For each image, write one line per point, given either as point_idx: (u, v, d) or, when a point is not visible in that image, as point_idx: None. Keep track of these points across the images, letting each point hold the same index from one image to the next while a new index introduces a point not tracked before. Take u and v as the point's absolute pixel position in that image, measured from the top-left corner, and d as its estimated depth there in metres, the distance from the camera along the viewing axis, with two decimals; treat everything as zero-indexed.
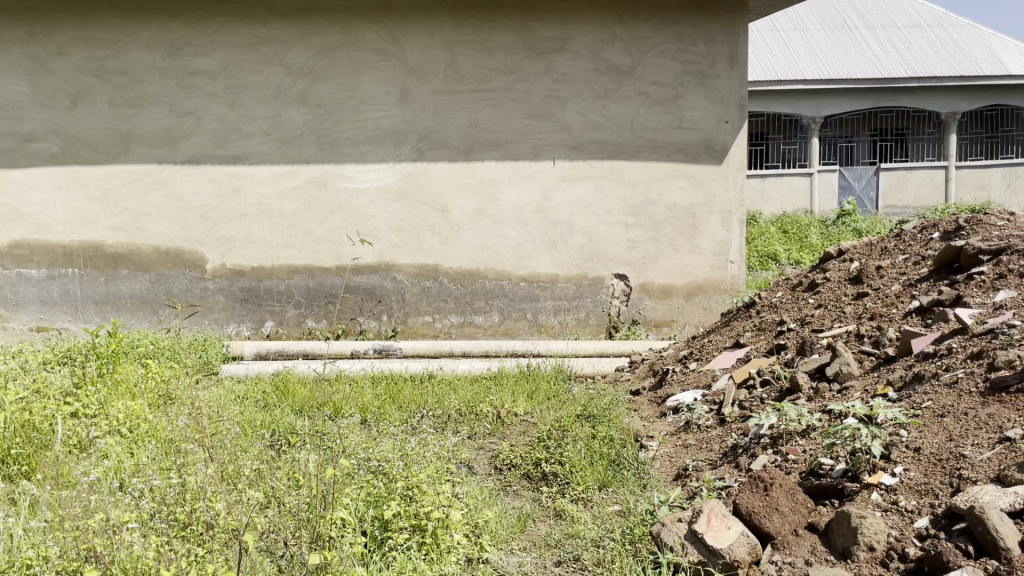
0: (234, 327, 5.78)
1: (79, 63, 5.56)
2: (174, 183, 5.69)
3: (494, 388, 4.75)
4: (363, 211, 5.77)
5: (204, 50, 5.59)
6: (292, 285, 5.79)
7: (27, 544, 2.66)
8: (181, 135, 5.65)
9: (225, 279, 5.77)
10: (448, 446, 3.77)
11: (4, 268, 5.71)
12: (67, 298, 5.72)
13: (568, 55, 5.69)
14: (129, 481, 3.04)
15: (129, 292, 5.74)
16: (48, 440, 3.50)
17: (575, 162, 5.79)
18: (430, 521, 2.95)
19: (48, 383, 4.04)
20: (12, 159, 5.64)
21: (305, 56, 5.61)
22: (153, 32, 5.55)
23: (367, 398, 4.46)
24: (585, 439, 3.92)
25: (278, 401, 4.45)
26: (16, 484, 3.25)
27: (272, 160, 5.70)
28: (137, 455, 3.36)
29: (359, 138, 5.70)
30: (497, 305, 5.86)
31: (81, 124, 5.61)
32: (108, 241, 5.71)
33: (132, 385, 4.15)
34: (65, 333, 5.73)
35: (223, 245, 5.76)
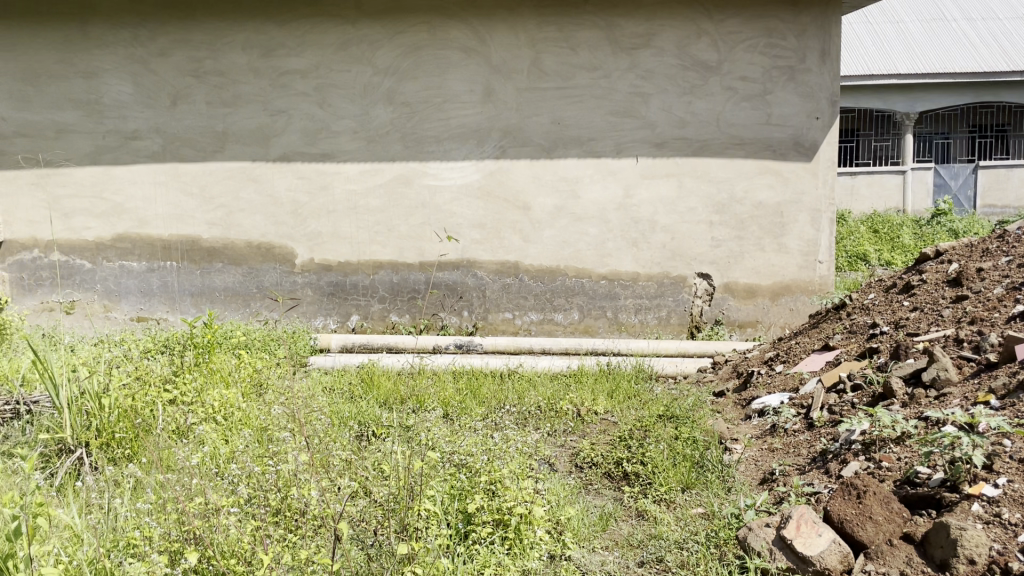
0: (320, 320, 5.95)
1: (179, 64, 5.78)
2: (266, 180, 5.87)
3: (574, 386, 4.74)
4: (446, 208, 5.84)
5: (296, 50, 5.73)
6: (377, 281, 5.91)
7: (132, 524, 2.79)
8: (273, 133, 5.82)
9: (313, 273, 5.93)
10: (529, 442, 3.77)
11: (107, 260, 5.98)
12: (166, 289, 5.97)
13: (653, 51, 5.62)
14: (227, 467, 3.17)
15: (223, 285, 5.96)
16: (149, 425, 3.66)
17: (659, 159, 5.72)
18: (512, 516, 2.97)
19: (148, 371, 4.23)
20: (116, 156, 5.89)
21: (392, 55, 5.70)
22: (248, 33, 5.72)
23: (449, 392, 4.53)
24: (668, 439, 3.88)
25: (364, 393, 4.56)
26: (121, 468, 3.41)
27: (359, 158, 5.82)
28: (232, 442, 3.50)
29: (444, 136, 5.77)
30: (577, 303, 5.85)
31: (180, 122, 5.84)
32: (204, 235, 5.93)
33: (226, 373, 4.31)
34: (163, 323, 5.99)
35: (311, 240, 5.91)
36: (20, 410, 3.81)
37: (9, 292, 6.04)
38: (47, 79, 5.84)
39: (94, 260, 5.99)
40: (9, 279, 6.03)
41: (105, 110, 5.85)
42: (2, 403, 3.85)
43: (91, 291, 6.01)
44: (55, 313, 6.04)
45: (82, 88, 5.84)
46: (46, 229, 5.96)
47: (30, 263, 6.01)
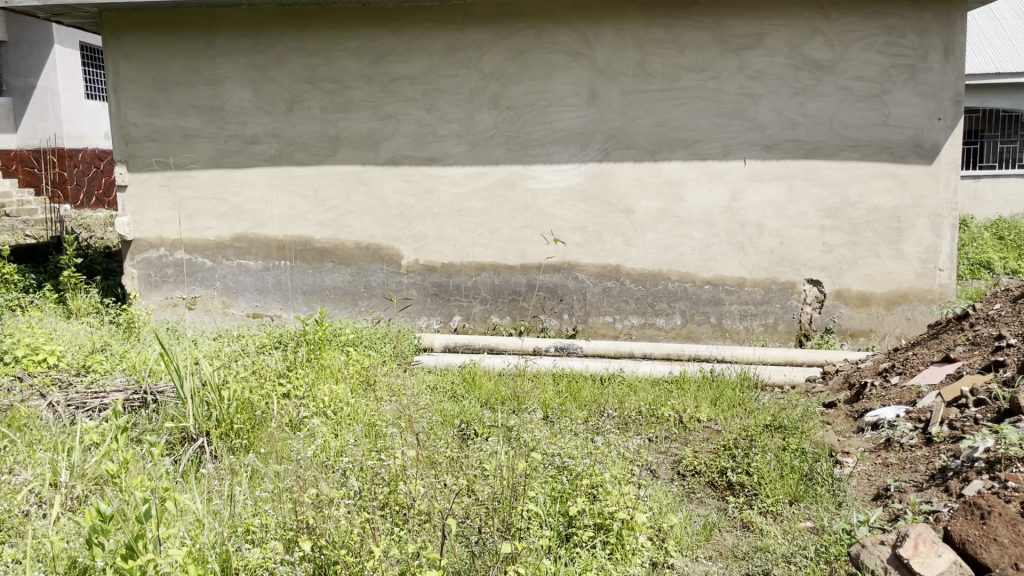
0: (424, 320, 6.10)
1: (296, 71, 6.01)
2: (375, 183, 6.04)
3: (676, 392, 4.67)
4: (549, 211, 5.86)
5: (405, 56, 5.87)
6: (479, 282, 6.00)
7: (251, 511, 2.95)
8: (383, 137, 5.98)
9: (418, 274, 6.07)
10: (632, 448, 3.73)
11: (227, 259, 6.28)
12: (279, 288, 6.23)
13: (764, 51, 5.48)
14: (338, 459, 3.29)
15: (333, 285, 6.18)
16: (265, 417, 3.84)
17: (768, 162, 5.58)
18: (615, 521, 2.95)
19: (264, 365, 4.43)
20: (236, 159, 6.17)
21: (498, 59, 5.76)
22: (360, 40, 5.89)
23: (549, 394, 4.54)
24: (775, 449, 3.78)
25: (466, 393, 4.63)
26: (240, 457, 3.59)
27: (464, 161, 5.92)
28: (342, 436, 3.63)
29: (548, 138, 5.79)
30: (679, 307, 5.77)
31: (295, 127, 6.07)
32: (316, 236, 6.15)
33: (335, 369, 4.48)
34: (277, 320, 6.26)
35: (417, 241, 6.05)
36: (148, 399, 4.03)
37: (137, 288, 6.42)
38: (175, 86, 6.16)
39: (214, 258, 6.30)
40: (137, 276, 6.41)
41: (227, 116, 6.13)
42: (132, 391, 4.10)
43: (211, 288, 6.34)
44: (178, 308, 6.40)
45: (206, 95, 6.13)
46: (172, 228, 6.31)
47: (156, 261, 6.37)
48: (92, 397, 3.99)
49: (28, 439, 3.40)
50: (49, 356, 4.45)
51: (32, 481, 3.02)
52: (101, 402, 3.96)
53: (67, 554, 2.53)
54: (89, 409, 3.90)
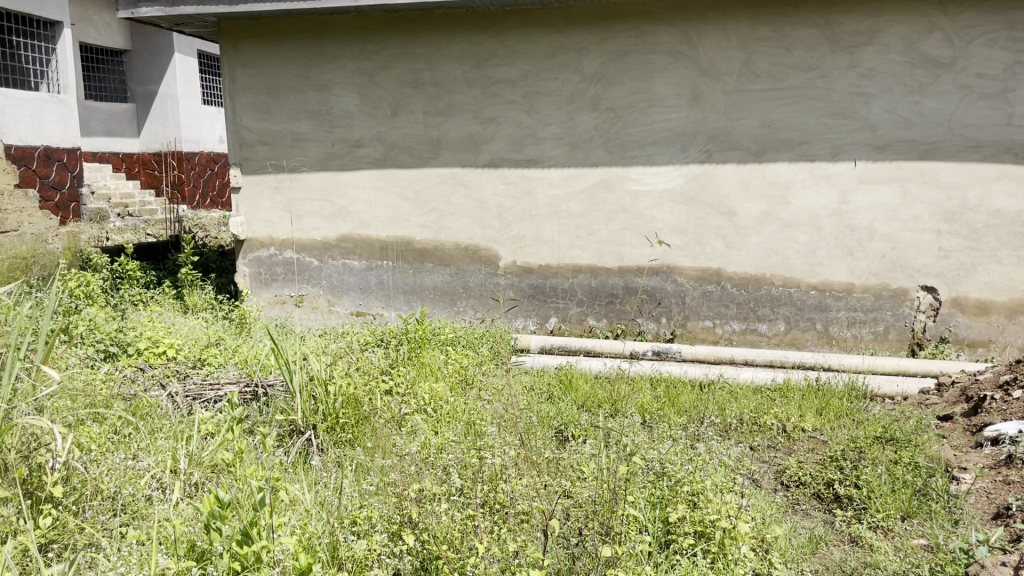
0: (521, 322, 6.14)
1: (400, 76, 6.15)
2: (475, 185, 6.11)
3: (779, 400, 4.55)
4: (648, 213, 5.80)
5: (507, 59, 5.92)
6: (576, 284, 5.99)
7: (357, 504, 3.04)
8: (483, 140, 6.05)
9: (516, 276, 6.11)
10: (735, 456, 3.63)
11: (332, 259, 6.49)
12: (382, 287, 6.40)
13: (877, 49, 5.27)
14: (440, 456, 3.36)
15: (433, 285, 6.29)
16: (369, 412, 3.95)
17: (880, 163, 5.36)
18: (717, 530, 2.87)
19: (368, 362, 4.57)
20: (342, 162, 6.36)
21: (599, 61, 5.74)
22: (463, 44, 5.98)
23: (647, 398, 4.48)
24: (886, 463, 3.64)
25: (563, 395, 4.63)
26: (346, 451, 3.70)
27: (563, 163, 5.92)
28: (442, 434, 3.70)
29: (648, 140, 5.73)
30: (783, 313, 5.62)
31: (399, 131, 6.21)
32: (417, 237, 6.28)
33: (435, 368, 4.59)
34: (379, 318, 6.43)
35: (515, 243, 6.09)
36: (258, 392, 4.21)
37: (249, 285, 6.70)
38: (286, 92, 6.39)
39: (320, 258, 6.51)
40: (249, 274, 6.69)
41: (334, 120, 6.32)
42: (244, 384, 4.28)
43: (317, 287, 6.56)
44: (286, 306, 6.65)
45: (315, 100, 6.34)
46: (282, 229, 6.56)
47: (267, 260, 6.63)
48: (208, 389, 4.19)
49: (150, 426, 3.59)
50: (168, 348, 4.70)
51: (153, 467, 3.15)
52: (217, 393, 4.16)
53: (186, 537, 2.66)
54: (206, 400, 4.10)
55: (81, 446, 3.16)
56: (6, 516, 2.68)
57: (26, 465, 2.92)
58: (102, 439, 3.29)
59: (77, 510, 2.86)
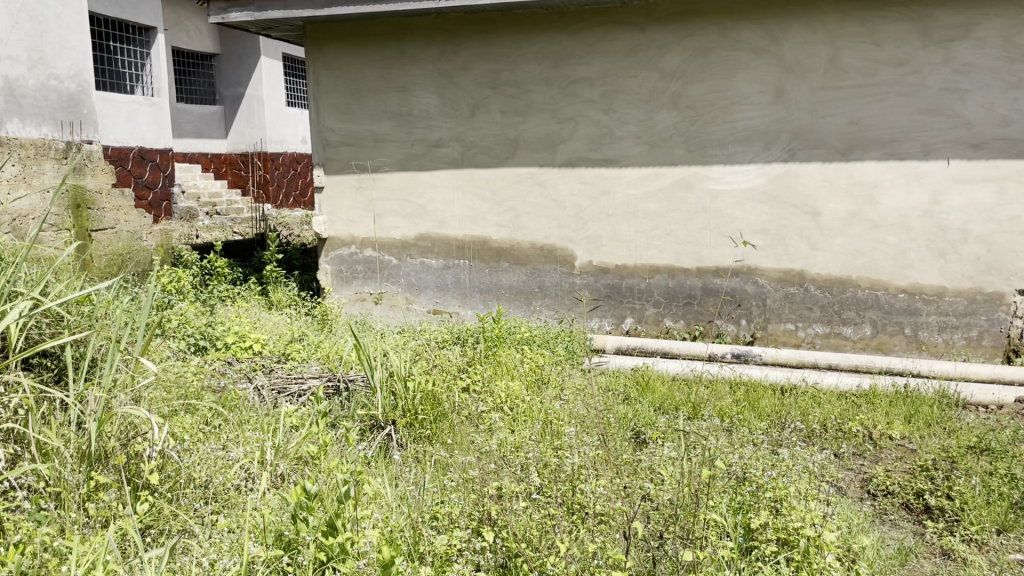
0: (597, 321, 6.12)
1: (479, 76, 6.19)
2: (551, 184, 6.11)
3: (864, 406, 4.42)
4: (728, 213, 5.70)
5: (586, 58, 5.90)
6: (653, 285, 5.94)
7: (439, 499, 3.08)
8: (561, 139, 6.05)
9: (591, 275, 6.09)
10: (820, 462, 3.54)
11: (411, 257, 6.59)
12: (459, 286, 6.47)
13: (973, 43, 5.06)
14: (518, 454, 3.38)
15: (509, 284, 6.33)
16: (447, 409, 4.01)
17: (976, 161, 5.14)
18: (801, 537, 2.78)
19: (447, 360, 4.65)
20: (421, 162, 6.44)
21: (680, 59, 5.67)
22: (541, 44, 5.99)
23: (726, 402, 4.41)
24: (981, 474, 3.49)
25: (640, 396, 4.58)
26: (426, 447, 3.76)
27: (641, 162, 5.87)
28: (520, 432, 3.72)
29: (729, 139, 5.63)
30: (869, 317, 5.45)
31: (477, 131, 6.26)
32: (493, 236, 6.32)
33: (512, 367, 4.62)
34: (456, 316, 6.50)
35: (592, 243, 6.07)
36: (340, 387, 4.32)
37: (330, 283, 6.86)
38: (367, 93, 6.51)
39: (399, 256, 6.62)
40: (330, 271, 6.84)
41: (414, 121, 6.41)
42: (328, 379, 4.41)
43: (396, 285, 6.67)
44: (366, 303, 6.79)
45: (396, 101, 6.44)
46: (362, 227, 6.69)
47: (348, 258, 6.77)
48: (292, 384, 4.33)
49: (239, 418, 3.72)
50: (254, 343, 4.88)
51: (242, 458, 3.26)
52: (301, 387, 4.29)
53: (274, 526, 2.74)
54: (291, 393, 4.24)
55: (176, 436, 3.29)
56: (106, 501, 2.80)
57: (125, 452, 3.06)
58: (194, 429, 3.43)
59: (171, 497, 2.98)
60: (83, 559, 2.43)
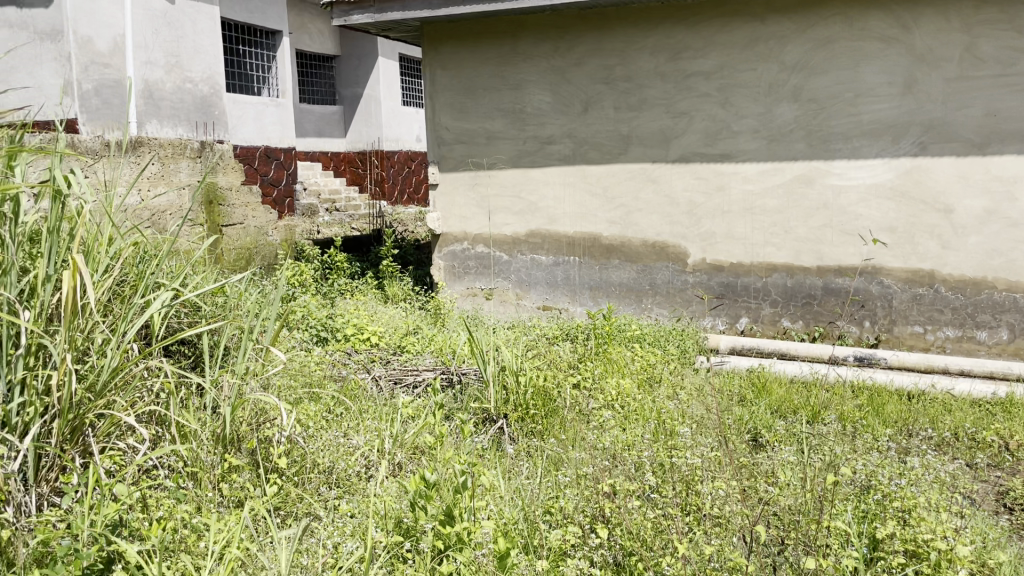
0: (710, 320, 6.00)
1: (592, 72, 6.17)
2: (664, 180, 6.03)
3: (1000, 416, 4.16)
4: (852, 210, 5.47)
5: (702, 52, 5.79)
6: (770, 284, 5.77)
7: (554, 494, 3.10)
8: (675, 134, 5.96)
9: (705, 273, 5.98)
10: (951, 472, 3.35)
11: (521, 254, 6.64)
12: (569, 282, 6.48)
13: None
14: (631, 451, 3.36)
15: (620, 281, 6.29)
16: (558, 405, 4.02)
17: None
18: (932, 551, 2.61)
19: (558, 357, 4.68)
20: (534, 159, 6.47)
21: (802, 50, 5.48)
22: (657, 38, 5.91)
23: (848, 406, 4.24)
24: None
25: (755, 398, 4.46)
26: (538, 441, 3.78)
27: (759, 157, 5.71)
28: (634, 430, 3.69)
29: (854, 132, 5.41)
30: (1006, 320, 5.12)
31: (589, 127, 6.24)
32: (604, 233, 6.29)
33: (623, 364, 4.59)
34: (565, 313, 6.52)
35: (706, 240, 5.95)
36: (454, 380, 4.42)
37: (442, 277, 7.00)
38: (481, 91, 6.60)
39: (510, 253, 6.68)
40: (443, 266, 6.98)
41: (527, 118, 6.45)
42: (442, 372, 4.51)
43: (506, 281, 6.73)
44: (477, 298, 6.89)
45: (509, 98, 6.50)
46: (474, 223, 6.79)
47: (460, 253, 6.89)
48: (408, 375, 4.45)
49: (359, 407, 3.87)
50: (371, 336, 5.04)
51: (363, 445, 3.38)
52: (417, 379, 4.41)
53: (394, 513, 2.83)
54: (406, 384, 4.37)
55: (302, 423, 3.45)
56: (239, 482, 2.97)
57: (256, 436, 3.23)
58: (317, 417, 3.57)
59: (298, 481, 3.13)
60: (220, 537, 2.58)
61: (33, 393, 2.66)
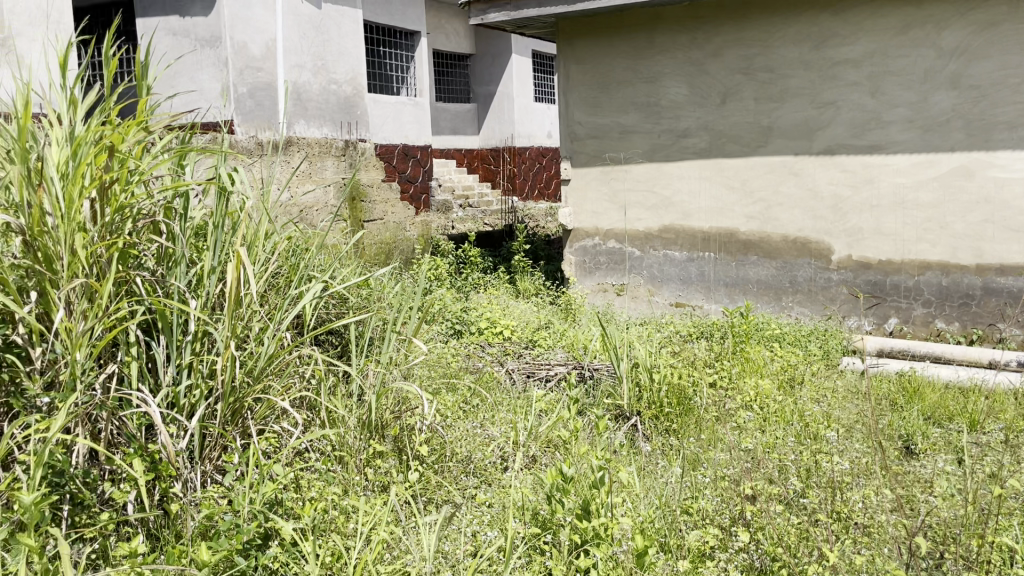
0: (855, 321, 5.73)
1: (732, 63, 6.00)
2: (808, 173, 5.79)
3: None
4: (1017, 204, 5.07)
5: (850, 39, 5.51)
6: (923, 282, 5.45)
7: (691, 492, 3.05)
8: (820, 125, 5.71)
9: (851, 270, 5.71)
10: None
11: (654, 249, 6.55)
12: (703, 279, 6.34)
13: None
14: (771, 452, 3.26)
15: (757, 278, 6.10)
16: (694, 404, 3.93)
17: None
18: None
19: (693, 355, 4.59)
20: (668, 153, 6.36)
21: (962, 34, 5.13)
22: (801, 26, 5.68)
23: (1011, 415, 3.94)
24: None
25: (907, 403, 4.22)
26: (674, 439, 3.73)
27: (912, 149, 5.38)
28: (776, 432, 3.57)
29: (1020, 121, 5.01)
30: None
31: (728, 119, 6.07)
32: (742, 228, 6.11)
33: (761, 364, 4.45)
34: (699, 311, 6.39)
35: (851, 235, 5.68)
36: (587, 375, 4.42)
37: (574, 273, 7.01)
38: (616, 85, 6.54)
39: (643, 248, 6.61)
40: (574, 262, 6.99)
41: (662, 111, 6.35)
42: (575, 367, 4.52)
43: (638, 277, 6.67)
44: (608, 294, 6.86)
45: (644, 92, 6.41)
46: (606, 219, 6.75)
47: (591, 249, 6.87)
48: (541, 369, 4.49)
49: (495, 399, 3.94)
50: (504, 329, 5.12)
51: (499, 437, 3.44)
52: (550, 373, 4.44)
53: (531, 505, 2.86)
54: (539, 378, 4.40)
55: (441, 413, 3.54)
56: (384, 468, 3.08)
57: (399, 424, 3.35)
58: (456, 407, 3.66)
59: (438, 468, 3.21)
60: (368, 520, 2.69)
61: (200, 376, 2.85)
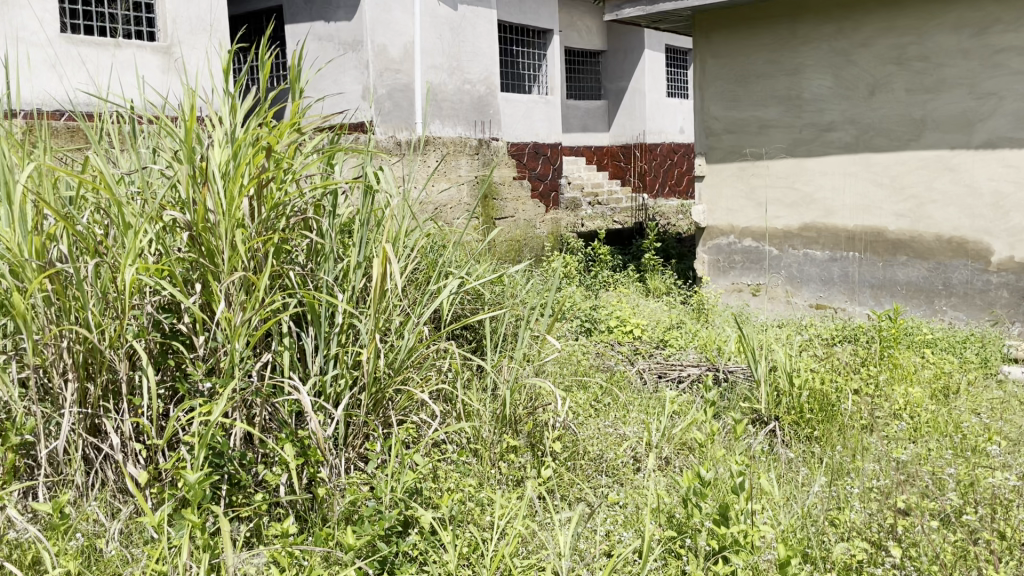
0: (1018, 327, 5.31)
1: (882, 53, 5.69)
2: (965, 169, 5.42)
3: None
4: None
5: (1016, 24, 5.12)
6: None
7: (835, 503, 2.92)
8: (979, 117, 5.33)
9: (1013, 273, 5.30)
10: None
11: (793, 249, 6.30)
12: (847, 280, 6.04)
13: None
14: (925, 465, 3.07)
15: (907, 280, 5.76)
16: (838, 410, 3.76)
17: None
18: None
19: (836, 359, 4.39)
20: (810, 148, 6.11)
21: None
22: (960, 12, 5.32)
23: None
24: None
25: None
26: (815, 446, 3.58)
27: None
28: (928, 444, 3.36)
29: None
30: None
31: (877, 112, 5.77)
32: (890, 227, 5.79)
33: (911, 370, 4.20)
34: (842, 313, 6.11)
35: (1014, 235, 5.27)
36: (721, 377, 4.31)
37: (707, 271, 6.85)
38: (755, 79, 6.35)
39: (781, 247, 6.37)
40: (708, 260, 6.82)
41: (804, 105, 6.10)
42: (709, 368, 4.41)
43: (776, 276, 6.44)
44: (743, 294, 6.66)
45: (785, 85, 6.19)
46: (742, 217, 6.55)
47: (726, 247, 6.69)
48: (673, 370, 4.41)
49: (627, 398, 3.91)
50: (634, 328, 5.07)
51: (633, 437, 3.41)
52: (684, 374, 4.36)
53: (667, 507, 2.82)
54: (671, 378, 4.33)
55: (574, 410, 3.54)
56: (518, 463, 3.12)
57: (533, 420, 3.38)
58: (588, 406, 3.65)
59: (571, 466, 3.21)
60: (503, 513, 2.73)
61: (345, 366, 2.96)
